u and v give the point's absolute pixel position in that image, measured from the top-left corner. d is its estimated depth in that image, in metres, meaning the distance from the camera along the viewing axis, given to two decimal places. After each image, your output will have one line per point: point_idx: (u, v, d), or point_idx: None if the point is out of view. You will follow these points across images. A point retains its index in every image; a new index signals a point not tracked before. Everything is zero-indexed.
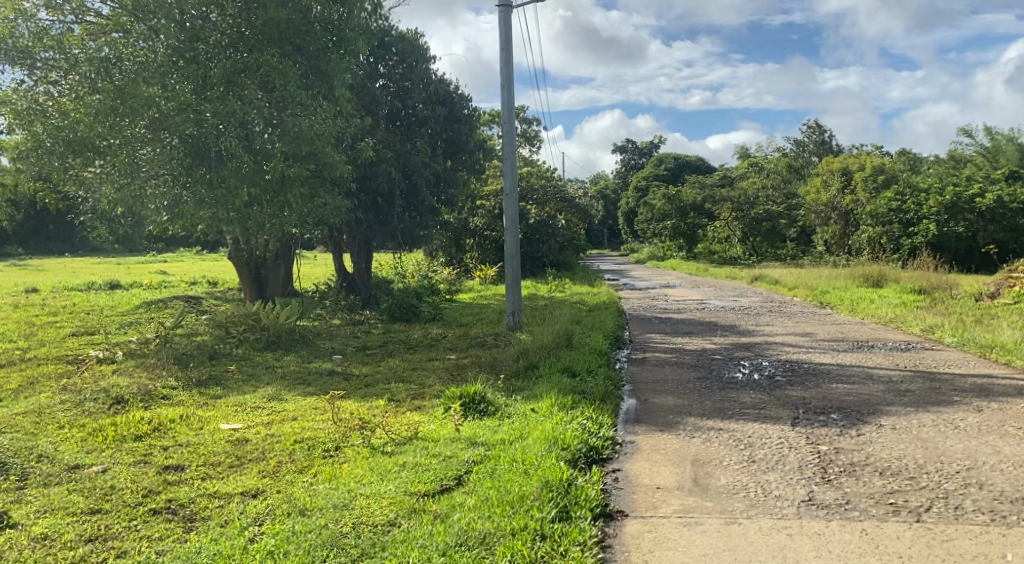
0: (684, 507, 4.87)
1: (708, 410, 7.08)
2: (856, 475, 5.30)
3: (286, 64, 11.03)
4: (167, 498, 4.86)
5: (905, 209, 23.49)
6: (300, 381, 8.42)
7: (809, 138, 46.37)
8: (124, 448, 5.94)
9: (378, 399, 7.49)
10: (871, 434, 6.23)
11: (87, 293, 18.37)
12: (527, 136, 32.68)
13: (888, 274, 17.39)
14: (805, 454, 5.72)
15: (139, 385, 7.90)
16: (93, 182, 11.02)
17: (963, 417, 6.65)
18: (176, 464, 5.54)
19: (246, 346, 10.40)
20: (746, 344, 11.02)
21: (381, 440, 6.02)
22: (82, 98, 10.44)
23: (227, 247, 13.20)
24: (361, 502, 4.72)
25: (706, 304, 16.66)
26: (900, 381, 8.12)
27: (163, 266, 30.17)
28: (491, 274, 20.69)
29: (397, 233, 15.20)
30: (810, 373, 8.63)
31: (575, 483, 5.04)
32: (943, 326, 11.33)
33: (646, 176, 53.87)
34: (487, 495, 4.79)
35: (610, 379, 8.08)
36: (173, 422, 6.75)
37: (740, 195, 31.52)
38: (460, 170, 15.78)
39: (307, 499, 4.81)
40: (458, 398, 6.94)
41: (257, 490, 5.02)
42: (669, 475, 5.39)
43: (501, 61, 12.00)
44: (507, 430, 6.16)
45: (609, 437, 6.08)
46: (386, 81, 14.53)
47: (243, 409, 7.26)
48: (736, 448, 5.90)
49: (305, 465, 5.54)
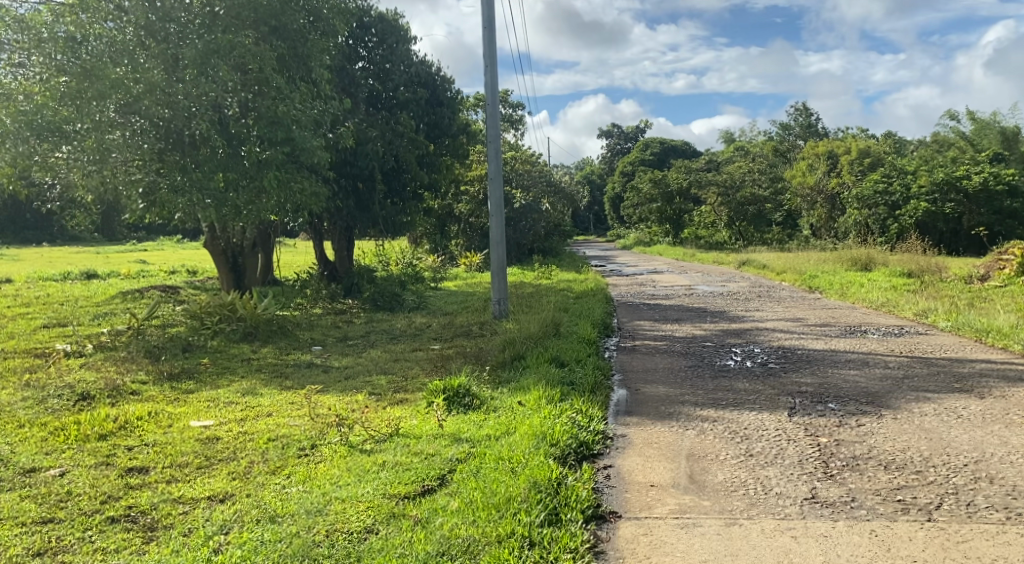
0: (681, 507, 4.59)
1: (702, 400, 6.79)
2: (860, 470, 5.03)
3: (262, 44, 10.60)
4: (127, 505, 4.53)
5: (891, 191, 23.36)
6: (277, 374, 8.09)
7: (795, 121, 46.35)
8: (86, 449, 5.59)
9: (358, 393, 7.17)
10: (872, 424, 5.97)
11: (63, 283, 17.94)
12: (513, 120, 32.33)
13: (876, 258, 17.20)
14: (805, 447, 5.45)
15: (106, 380, 7.55)
16: (61, 169, 10.58)
17: (965, 405, 6.40)
18: (140, 465, 5.21)
19: (222, 338, 10.06)
20: (737, 330, 10.76)
21: (360, 437, 5.70)
22: (47, 82, 9.93)
23: (203, 235, 12.72)
24: (335, 507, 4.41)
25: (694, 289, 16.41)
26: (898, 368, 7.85)
27: (142, 255, 29.64)
28: (476, 261, 20.39)
29: (378, 219, 14.83)
30: (804, 360, 8.37)
31: (564, 482, 4.75)
32: (936, 310, 11.10)
33: (631, 160, 53.64)
34: (472, 497, 4.50)
35: (599, 369, 7.79)
36: (140, 420, 6.40)
37: (727, 178, 30.69)
38: (444, 155, 15.41)
39: (278, 503, 4.50)
40: (441, 391, 6.61)
41: (226, 494, 4.69)
42: (663, 471, 5.10)
43: (484, 41, 11.61)
44: (493, 425, 5.86)
45: (599, 431, 5.79)
46: (366, 63, 14.11)
47: (215, 404, 6.92)
48: (732, 442, 5.62)
49: (277, 465, 5.22)
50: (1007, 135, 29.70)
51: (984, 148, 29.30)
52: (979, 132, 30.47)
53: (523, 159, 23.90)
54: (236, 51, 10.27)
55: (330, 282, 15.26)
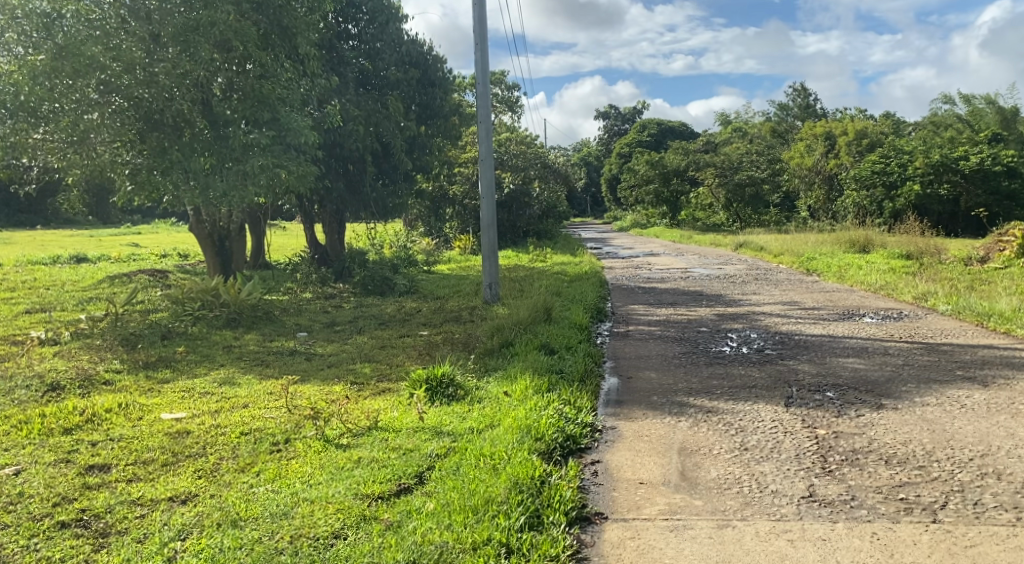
0: (670, 508, 4.33)
1: (695, 388, 6.53)
2: (860, 465, 4.77)
3: (246, 20, 10.14)
4: (81, 507, 4.31)
5: (888, 171, 22.81)
6: (258, 362, 7.79)
7: (793, 102, 45.97)
8: (47, 445, 5.32)
9: (339, 383, 6.88)
10: (873, 415, 5.71)
11: (50, 267, 17.61)
12: (509, 102, 31.91)
13: (875, 240, 16.89)
14: (803, 441, 5.19)
15: (77, 370, 7.26)
16: (38, 150, 10.20)
17: (969, 394, 6.13)
18: (101, 463, 4.96)
19: (204, 324, 9.75)
20: (734, 314, 10.48)
21: (337, 431, 5.42)
22: (21, 59, 9.48)
23: (187, 218, 12.23)
24: (303, 510, 4.18)
25: (690, 272, 16.14)
26: (898, 355, 7.58)
27: (134, 237, 29.29)
28: (471, 244, 20.09)
29: (369, 201, 14.47)
30: (802, 346, 8.10)
31: (548, 481, 4.49)
32: (936, 293, 10.83)
33: (628, 141, 53.22)
34: (448, 498, 4.25)
35: (590, 356, 7.54)
36: (109, 412, 6.11)
37: (724, 160, 30.42)
38: (435, 136, 15.04)
39: (241, 505, 4.27)
40: (423, 381, 6.33)
41: (189, 494, 4.46)
42: (653, 467, 4.84)
43: (474, 18, 11.24)
44: (477, 417, 5.59)
45: (587, 423, 5.52)
46: (356, 43, 13.78)
47: (190, 395, 6.63)
48: (726, 434, 5.36)
49: (247, 462, 4.95)
50: (1004, 115, 29.34)
51: (982, 129, 29.00)
52: (977, 111, 30.13)
53: (518, 140, 23.52)
54: (217, 28, 9.75)
55: (321, 265, 14.93)
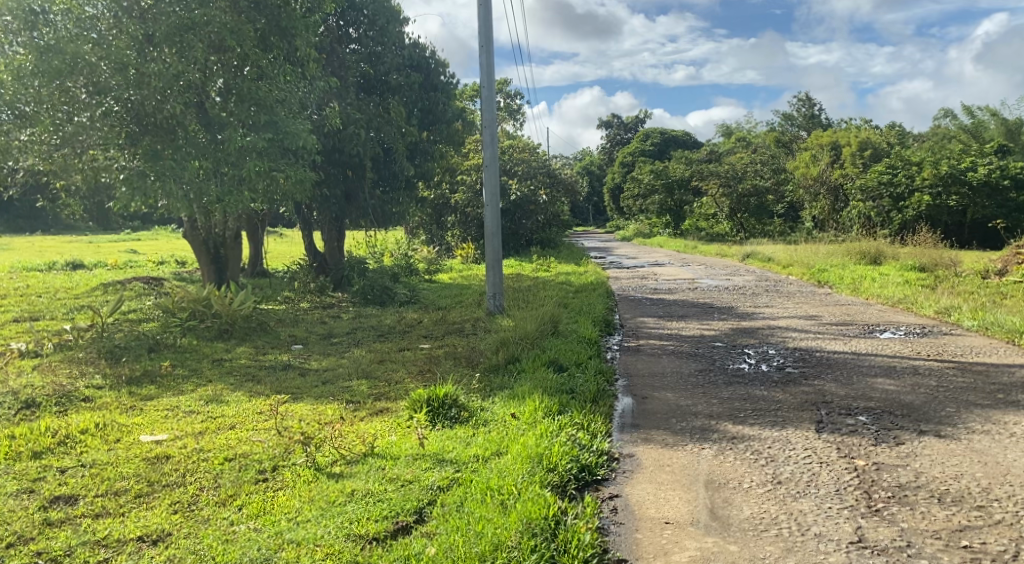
0: (703, 553, 3.92)
1: (716, 411, 6.03)
2: (911, 504, 4.29)
3: (244, 19, 9.64)
4: (36, 550, 3.95)
5: (895, 183, 22.26)
6: (249, 378, 7.31)
7: (796, 112, 45.53)
8: (11, 471, 4.86)
9: (334, 402, 6.38)
10: (914, 443, 5.22)
11: (46, 273, 17.13)
12: (512, 111, 31.45)
13: (886, 251, 16.40)
14: (841, 473, 4.70)
15: (56, 386, 6.78)
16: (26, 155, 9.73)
17: (1017, 421, 5.64)
18: (68, 494, 4.51)
19: (194, 335, 9.21)
20: (749, 328, 9.97)
21: (330, 457, 4.92)
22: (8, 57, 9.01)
23: (181, 224, 11.81)
24: (287, 556, 3.83)
25: (698, 283, 15.65)
26: (930, 374, 7.10)
27: (136, 244, 28.74)
28: (473, 252, 19.64)
29: (367, 209, 13.99)
30: (826, 365, 7.61)
31: (563, 521, 4.04)
32: (960, 308, 10.32)
33: (631, 151, 52.73)
34: (450, 543, 3.84)
35: (602, 374, 7.05)
36: (84, 432, 5.62)
37: (728, 170, 29.83)
38: (438, 142, 14.51)
39: (218, 548, 3.91)
40: (423, 403, 5.85)
41: (162, 533, 4.09)
42: (677, 503, 4.38)
43: (480, 18, 10.74)
44: (482, 443, 5.10)
45: (603, 451, 5.03)
46: (358, 45, 13.28)
47: (173, 414, 6.13)
48: (755, 465, 4.87)
49: (228, 493, 4.49)
50: (1010, 126, 28.80)
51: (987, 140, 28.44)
52: (981, 122, 29.67)
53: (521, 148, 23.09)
54: (212, 27, 9.22)
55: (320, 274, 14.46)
